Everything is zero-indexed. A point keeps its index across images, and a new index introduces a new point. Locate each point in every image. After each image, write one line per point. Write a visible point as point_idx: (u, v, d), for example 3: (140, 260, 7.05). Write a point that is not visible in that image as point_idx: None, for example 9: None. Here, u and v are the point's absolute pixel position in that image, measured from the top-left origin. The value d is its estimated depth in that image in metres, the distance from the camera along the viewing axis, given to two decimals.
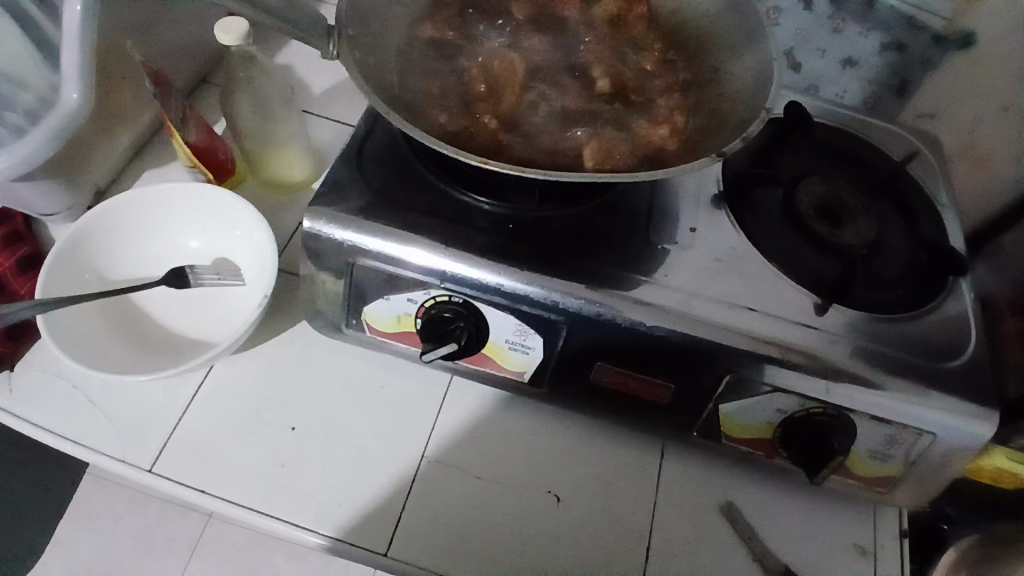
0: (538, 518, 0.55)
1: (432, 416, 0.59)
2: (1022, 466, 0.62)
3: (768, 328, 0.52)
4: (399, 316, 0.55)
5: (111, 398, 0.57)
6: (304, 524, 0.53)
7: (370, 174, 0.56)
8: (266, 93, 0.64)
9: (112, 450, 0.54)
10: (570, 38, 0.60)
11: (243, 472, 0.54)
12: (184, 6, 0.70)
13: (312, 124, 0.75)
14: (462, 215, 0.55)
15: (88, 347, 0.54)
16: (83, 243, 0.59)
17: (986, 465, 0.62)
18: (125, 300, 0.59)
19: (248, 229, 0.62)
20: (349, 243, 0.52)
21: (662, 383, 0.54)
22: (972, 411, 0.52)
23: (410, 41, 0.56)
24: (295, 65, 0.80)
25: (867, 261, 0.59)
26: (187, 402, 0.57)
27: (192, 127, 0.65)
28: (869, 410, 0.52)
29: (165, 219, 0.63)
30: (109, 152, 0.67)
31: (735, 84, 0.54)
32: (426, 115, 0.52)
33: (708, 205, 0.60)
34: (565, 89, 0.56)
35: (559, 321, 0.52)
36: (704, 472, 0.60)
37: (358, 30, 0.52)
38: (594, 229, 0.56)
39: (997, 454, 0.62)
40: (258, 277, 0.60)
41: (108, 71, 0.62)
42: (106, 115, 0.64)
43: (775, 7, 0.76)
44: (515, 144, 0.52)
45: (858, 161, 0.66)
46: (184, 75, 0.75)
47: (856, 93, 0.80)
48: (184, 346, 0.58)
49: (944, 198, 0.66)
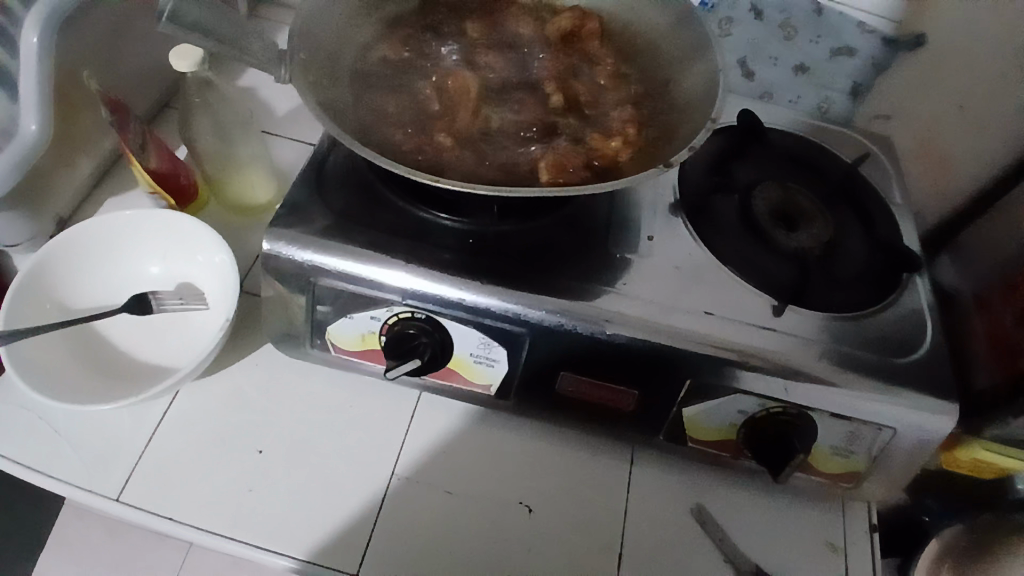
0: (510, 531, 0.56)
1: (402, 433, 0.59)
2: (1001, 457, 0.66)
3: (726, 332, 0.53)
4: (363, 334, 0.56)
5: (75, 428, 0.56)
6: (274, 548, 0.52)
7: (330, 194, 0.57)
8: (226, 117, 0.65)
9: (78, 481, 0.54)
10: (525, 55, 0.61)
11: (211, 498, 0.54)
12: (141, 34, 0.71)
13: (276, 146, 0.75)
14: (422, 231, 0.56)
15: (50, 377, 0.54)
16: (44, 272, 0.58)
17: (965, 457, 0.67)
18: (89, 328, 0.59)
19: (211, 253, 0.62)
20: (309, 264, 0.53)
21: (627, 389, 0.55)
22: (929, 405, 0.53)
23: (365, 63, 0.57)
24: (256, 88, 0.80)
25: (824, 263, 0.60)
26: (153, 428, 0.57)
27: (152, 154, 0.65)
28: (827, 408, 0.53)
29: (127, 247, 0.63)
30: (70, 180, 0.67)
31: (684, 96, 0.56)
32: (381, 135, 0.53)
33: (665, 213, 0.61)
34: (520, 105, 0.58)
35: (522, 333, 0.53)
36: (674, 477, 0.61)
37: (311, 54, 0.53)
38: (554, 241, 0.57)
39: (974, 447, 0.66)
40: (222, 301, 0.61)
41: (64, 101, 0.63)
42: (65, 144, 0.64)
43: (727, 18, 0.77)
44: (470, 160, 0.53)
45: (812, 165, 0.68)
46: (145, 101, 0.75)
47: (810, 100, 0.81)
48: (149, 372, 0.58)
49: (896, 198, 0.68)
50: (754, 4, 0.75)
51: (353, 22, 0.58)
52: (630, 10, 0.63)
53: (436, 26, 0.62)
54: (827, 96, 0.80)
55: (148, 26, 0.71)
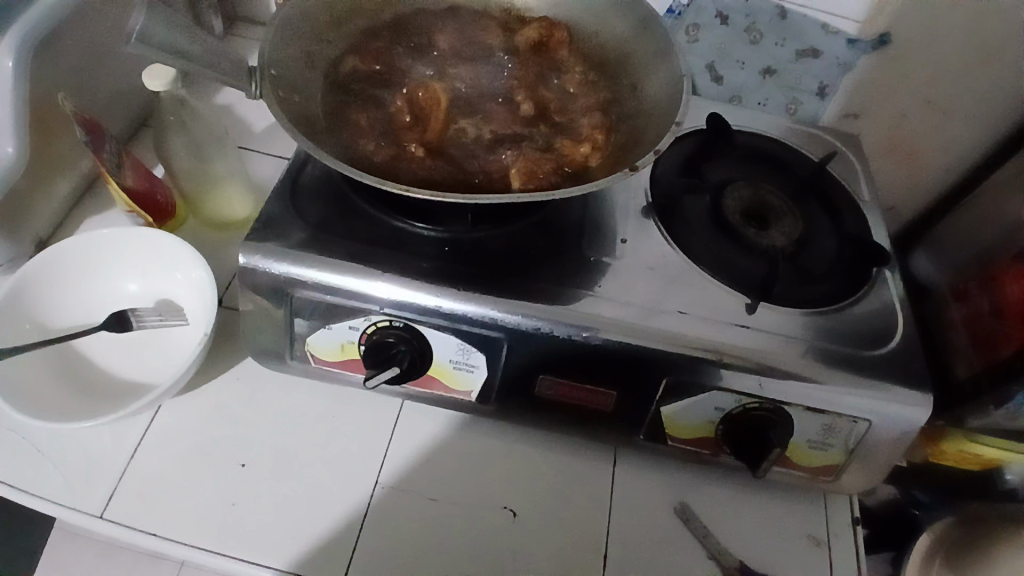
0: (495, 535, 0.56)
1: (385, 441, 0.60)
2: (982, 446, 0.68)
3: (700, 330, 0.54)
4: (342, 345, 0.56)
5: (57, 447, 0.56)
6: (260, 560, 0.52)
7: (306, 207, 0.58)
8: (201, 134, 0.65)
9: (61, 499, 0.54)
10: (495, 66, 0.62)
11: (196, 512, 0.54)
12: (115, 54, 0.71)
13: (254, 161, 0.76)
14: (399, 241, 0.56)
15: (31, 396, 0.54)
16: (22, 291, 0.59)
17: (950, 448, 0.69)
18: (68, 346, 0.59)
19: (190, 269, 0.62)
20: (287, 276, 0.53)
21: (605, 390, 0.55)
22: (902, 397, 0.53)
23: (337, 77, 0.58)
24: (233, 105, 0.81)
25: (795, 259, 0.61)
26: (135, 445, 0.57)
27: (129, 172, 0.66)
28: (802, 402, 0.54)
29: (106, 265, 0.63)
30: (47, 202, 0.67)
31: (651, 101, 0.58)
32: (354, 148, 0.54)
33: (638, 216, 0.62)
34: (491, 115, 0.59)
35: (499, 337, 0.53)
36: (657, 476, 0.61)
37: (282, 70, 0.54)
38: (529, 247, 0.58)
39: (956, 437, 0.68)
40: (202, 315, 0.61)
41: (41, 123, 0.63)
42: (41, 166, 0.65)
43: (694, 25, 0.78)
44: (442, 169, 0.54)
45: (781, 164, 0.69)
46: (122, 121, 0.76)
47: (778, 101, 0.83)
48: (130, 389, 0.58)
49: (865, 194, 0.70)
50: (719, 10, 0.76)
51: (324, 38, 0.59)
52: (597, 19, 0.64)
53: (407, 39, 0.63)
54: (794, 97, 0.82)
55: (122, 47, 0.72)
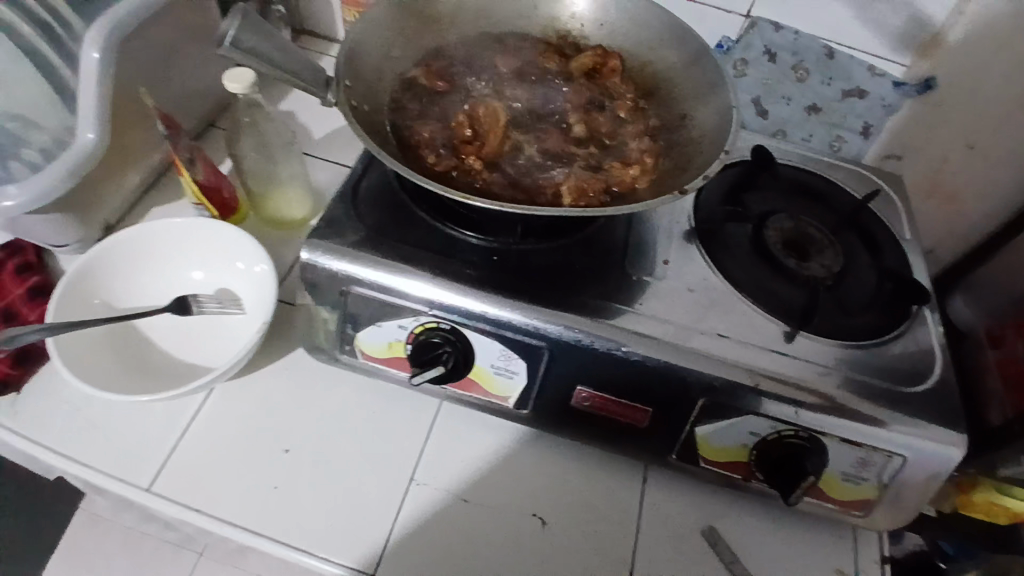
0: (523, 541, 0.57)
1: (421, 440, 0.61)
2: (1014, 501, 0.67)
3: (738, 354, 0.55)
4: (390, 342, 0.58)
5: (112, 420, 0.59)
6: (296, 544, 0.54)
7: (364, 211, 0.60)
8: (269, 136, 0.69)
9: (112, 470, 0.57)
10: (550, 89, 0.65)
11: (239, 493, 0.56)
12: (193, 57, 0.76)
13: (313, 166, 0.80)
14: (450, 247, 0.59)
15: (94, 369, 0.57)
16: (92, 271, 0.63)
17: (980, 498, 0.68)
18: (130, 326, 0.63)
19: (252, 262, 0.66)
20: (344, 273, 0.56)
21: (640, 406, 0.56)
22: (938, 434, 0.54)
23: (402, 91, 0.62)
24: (296, 112, 0.85)
25: (835, 290, 0.62)
26: (185, 425, 0.60)
27: (200, 167, 0.70)
28: (838, 432, 0.54)
29: (172, 253, 0.67)
30: (120, 190, 0.71)
31: (699, 129, 0.60)
32: (417, 157, 0.58)
33: (681, 240, 0.64)
34: (545, 134, 0.62)
35: (541, 346, 0.55)
36: (685, 498, 0.62)
37: (353, 80, 0.57)
38: (574, 261, 0.60)
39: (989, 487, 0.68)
40: (259, 307, 0.64)
41: (121, 116, 0.68)
42: (118, 156, 0.69)
43: (742, 60, 0.80)
44: (498, 182, 0.57)
45: (824, 198, 0.70)
46: (193, 120, 0.80)
47: (822, 138, 0.84)
48: (184, 371, 0.61)
49: (907, 233, 0.71)
50: (767, 47, 0.79)
51: (392, 53, 0.63)
52: (650, 49, 0.67)
53: (468, 58, 0.67)
54: (837, 134, 0.83)
55: (201, 52, 0.77)
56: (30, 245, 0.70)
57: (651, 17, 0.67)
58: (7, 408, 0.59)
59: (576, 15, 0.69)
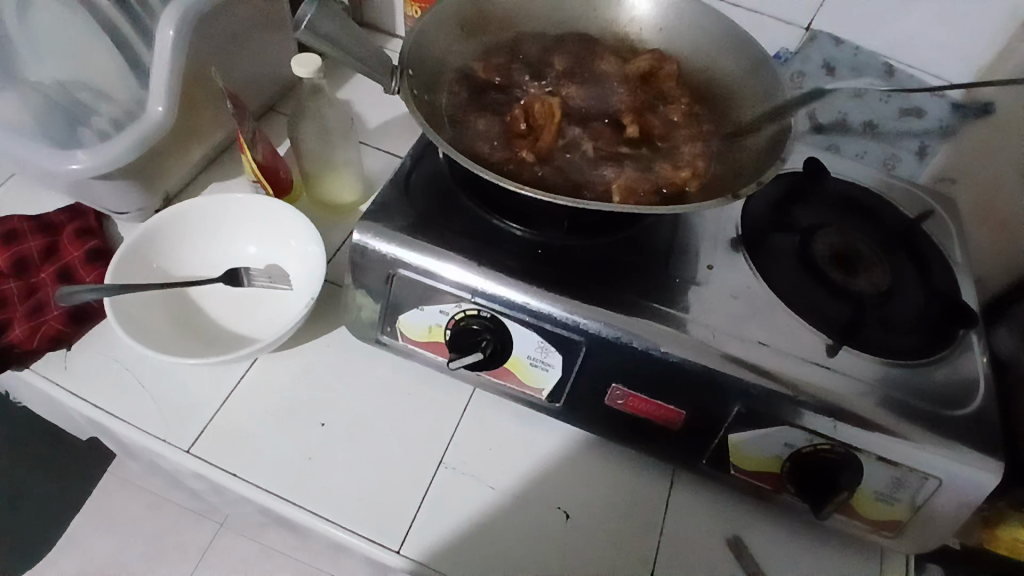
0: (547, 533, 0.57)
1: (453, 426, 0.62)
2: None
3: (778, 364, 0.55)
4: (430, 327, 0.59)
5: (158, 382, 0.62)
6: (327, 517, 0.56)
7: (415, 197, 0.62)
8: (330, 120, 0.71)
9: (155, 430, 0.59)
10: (605, 90, 0.66)
11: (274, 462, 0.58)
12: (261, 41, 0.79)
13: (365, 153, 0.82)
14: (496, 238, 0.60)
15: (147, 330, 0.60)
16: (151, 239, 0.66)
17: (1004, 534, 0.65)
18: (182, 293, 0.65)
19: (302, 240, 0.68)
20: (391, 255, 0.57)
21: (674, 409, 0.56)
22: (976, 460, 0.52)
23: (460, 83, 0.64)
24: (354, 100, 0.88)
25: (881, 308, 0.61)
26: (228, 392, 0.62)
27: (260, 146, 0.72)
28: (875, 450, 0.53)
29: (226, 227, 0.69)
30: (183, 164, 0.74)
31: (756, 136, 0.59)
32: (472, 148, 0.59)
33: (726, 247, 0.64)
34: (598, 131, 0.62)
35: (580, 341, 0.55)
36: (712, 506, 0.61)
37: (416, 69, 0.59)
38: (617, 260, 0.61)
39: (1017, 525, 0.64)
40: (306, 284, 0.66)
41: (192, 93, 0.71)
42: (185, 132, 0.72)
43: (799, 72, 0.81)
44: (548, 175, 0.58)
45: (873, 216, 0.69)
46: (256, 101, 0.83)
47: (876, 155, 0.82)
48: (231, 340, 0.63)
49: (957, 257, 0.69)
50: (826, 61, 0.79)
51: (455, 46, 0.64)
52: (709, 55, 0.67)
53: (525, 55, 0.68)
54: (891, 155, 0.82)
55: (269, 36, 0.80)
56: (91, 211, 0.73)
57: (711, 23, 0.66)
58: (60, 365, 0.62)
59: (636, 18, 0.70)
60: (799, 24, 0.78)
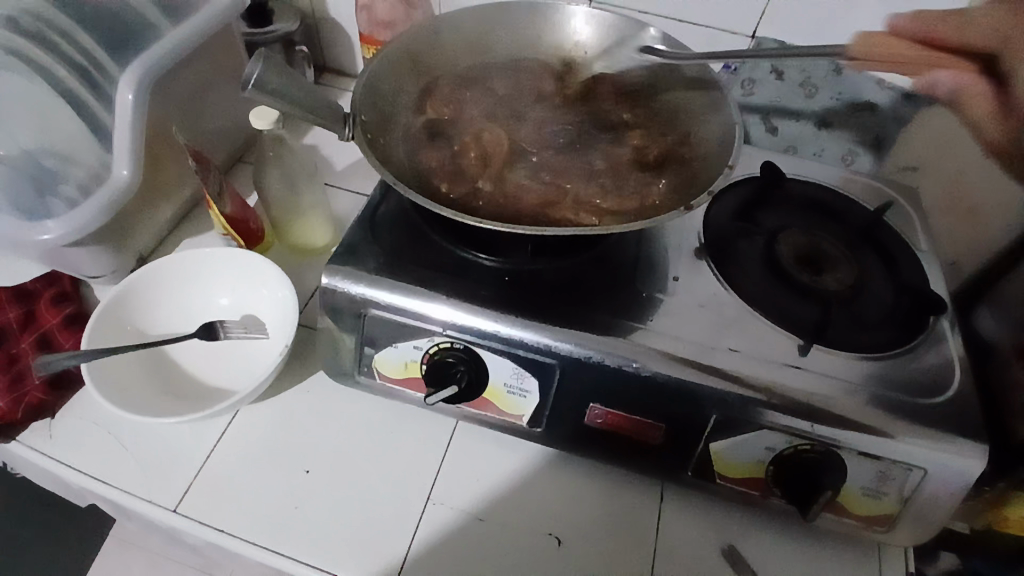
0: (540, 559, 0.57)
1: (438, 460, 0.62)
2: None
3: (750, 370, 0.55)
4: (406, 363, 0.60)
5: (142, 441, 0.62)
6: (315, 564, 0.55)
7: (381, 236, 0.63)
8: (293, 167, 0.72)
9: (139, 492, 0.59)
10: (550, 113, 0.68)
11: (261, 513, 0.58)
12: (221, 96, 0.81)
13: (334, 196, 0.83)
14: (463, 269, 0.60)
15: (126, 393, 0.60)
16: (128, 300, 0.66)
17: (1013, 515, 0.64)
18: (161, 351, 0.66)
19: (275, 288, 0.68)
20: (361, 295, 0.58)
21: (653, 423, 0.56)
22: (958, 447, 0.53)
23: (410, 121, 0.65)
24: (319, 145, 0.90)
25: (851, 304, 0.61)
26: (211, 446, 0.62)
27: (227, 199, 0.74)
28: (855, 446, 0.53)
29: (201, 283, 0.70)
30: (154, 222, 0.76)
31: (705, 147, 0.61)
32: (430, 184, 0.60)
33: (691, 257, 0.64)
34: (548, 159, 0.64)
35: (553, 364, 0.56)
36: (704, 516, 0.61)
37: (369, 115, 0.61)
38: (585, 279, 0.61)
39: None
40: (281, 331, 0.66)
41: (156, 152, 0.72)
42: (153, 191, 0.74)
43: (750, 79, 0.80)
44: (505, 204, 0.59)
45: (835, 213, 0.70)
46: (222, 155, 0.85)
47: (834, 152, 0.82)
48: (212, 394, 0.64)
49: (921, 244, 0.70)
50: (774, 66, 0.79)
51: (403, 86, 0.66)
52: (655, 69, 0.68)
53: (477, 84, 0.69)
54: (851, 149, 0.81)
55: (228, 90, 0.82)
56: (66, 276, 0.74)
57: (652, 41, 0.68)
58: (44, 433, 0.62)
59: (579, 43, 0.71)
60: (744, 33, 0.80)
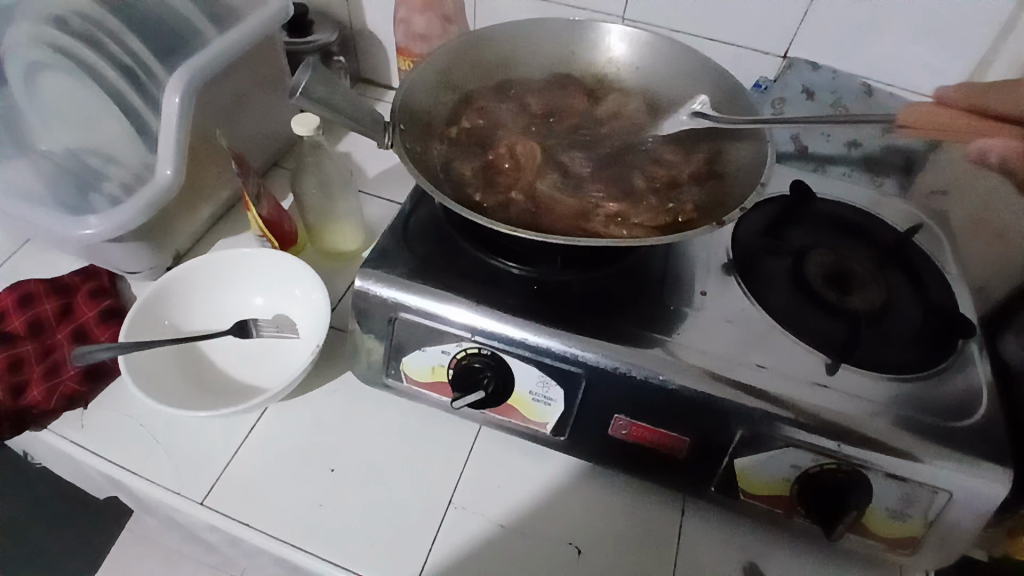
0: (559, 568, 0.57)
1: (461, 465, 0.63)
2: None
3: (777, 386, 0.55)
4: (433, 367, 0.61)
5: (172, 435, 0.63)
6: (336, 562, 0.56)
7: (413, 242, 0.64)
8: (330, 173, 0.73)
9: (169, 484, 0.60)
10: (582, 126, 0.69)
11: (285, 510, 0.59)
12: (261, 102, 0.83)
13: (365, 202, 0.85)
14: (493, 276, 0.61)
15: (160, 387, 0.62)
16: (165, 297, 0.68)
17: None
18: (194, 347, 0.67)
19: (307, 290, 0.70)
20: (392, 299, 0.59)
21: (678, 436, 0.56)
22: (987, 472, 0.52)
23: (446, 131, 0.67)
24: (353, 152, 0.92)
25: (879, 324, 0.61)
26: (239, 442, 0.63)
27: (264, 202, 0.76)
28: (881, 467, 0.53)
29: (234, 282, 0.72)
30: (191, 222, 0.78)
31: (735, 164, 0.63)
32: (464, 192, 0.61)
33: (718, 272, 0.65)
34: (579, 171, 0.65)
35: (579, 374, 0.56)
36: (725, 532, 0.61)
37: (407, 124, 0.62)
38: (613, 291, 0.62)
39: None
40: (311, 331, 0.68)
41: (197, 154, 0.75)
42: (193, 192, 0.76)
43: (780, 98, 0.80)
44: (537, 214, 0.60)
45: (865, 233, 0.70)
46: (259, 159, 0.87)
47: (862, 175, 0.83)
48: (242, 391, 0.65)
49: (951, 268, 0.70)
50: (805, 86, 0.80)
51: (439, 97, 0.67)
52: (688, 87, 0.69)
53: (512, 97, 0.71)
54: (880, 172, 0.83)
55: (268, 97, 0.84)
56: (105, 271, 0.76)
57: (686, 59, 0.69)
58: (78, 423, 0.64)
59: (614, 60, 0.72)
60: (776, 53, 0.81)
